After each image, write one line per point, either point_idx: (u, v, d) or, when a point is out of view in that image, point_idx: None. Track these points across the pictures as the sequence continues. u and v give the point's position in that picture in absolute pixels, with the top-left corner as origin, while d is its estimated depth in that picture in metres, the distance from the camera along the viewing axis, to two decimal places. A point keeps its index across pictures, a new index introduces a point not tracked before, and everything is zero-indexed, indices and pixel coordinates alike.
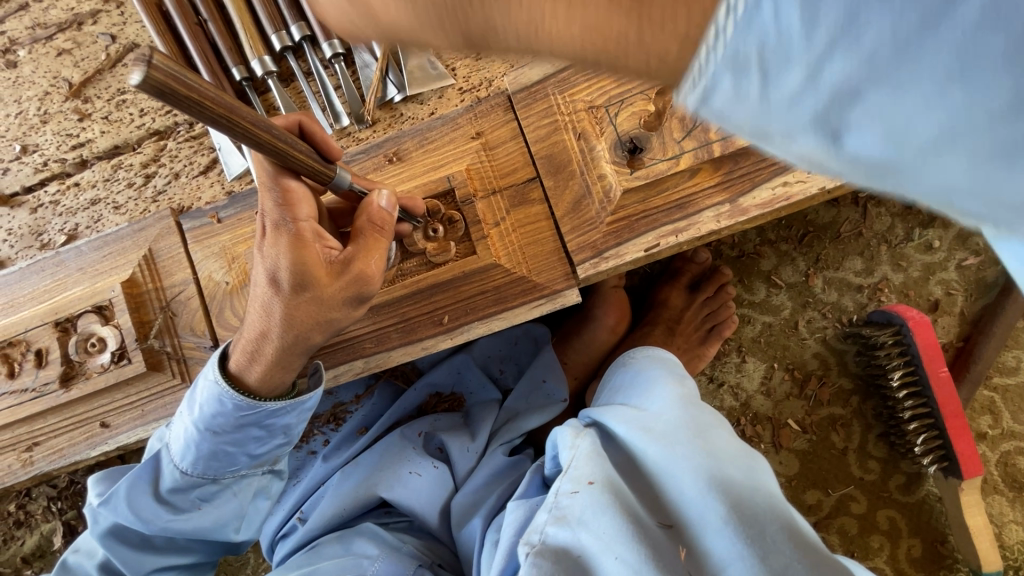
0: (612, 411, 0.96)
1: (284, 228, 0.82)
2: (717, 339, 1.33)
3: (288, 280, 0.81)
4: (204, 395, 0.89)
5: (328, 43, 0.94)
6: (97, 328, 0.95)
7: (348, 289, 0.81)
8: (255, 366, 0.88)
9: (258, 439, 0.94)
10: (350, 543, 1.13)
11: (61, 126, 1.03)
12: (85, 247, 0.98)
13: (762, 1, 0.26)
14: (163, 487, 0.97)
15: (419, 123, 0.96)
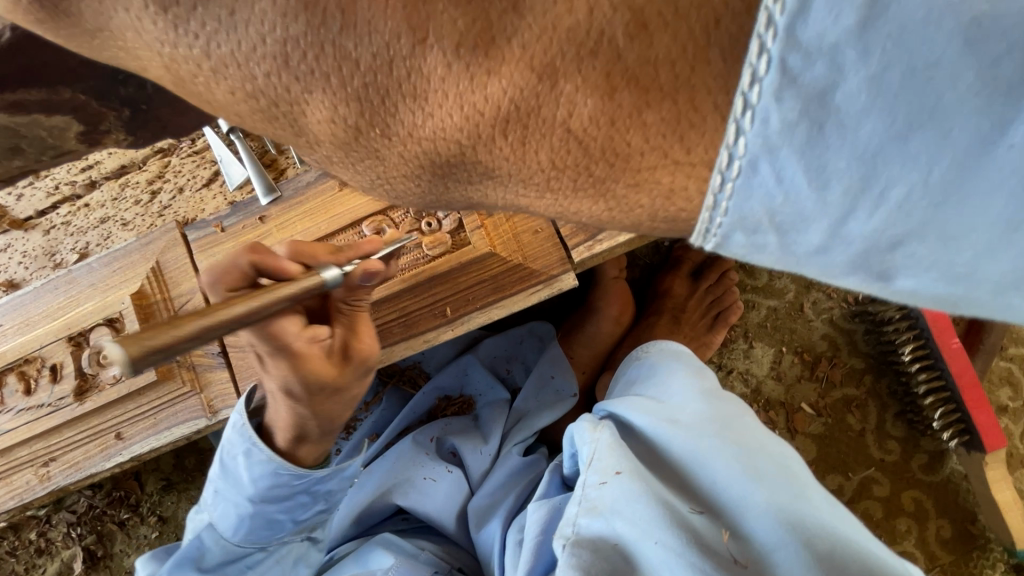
0: (627, 402, 0.94)
1: (279, 350, 0.81)
2: (724, 325, 1.32)
3: (303, 390, 0.84)
4: (248, 472, 0.94)
5: None
6: (109, 340, 0.97)
7: (358, 370, 0.87)
8: (302, 445, 0.94)
9: (304, 505, 1.02)
10: (366, 558, 1.10)
11: None
12: (96, 263, 1.02)
13: (759, 168, 0.28)
14: (210, 561, 1.02)
15: None
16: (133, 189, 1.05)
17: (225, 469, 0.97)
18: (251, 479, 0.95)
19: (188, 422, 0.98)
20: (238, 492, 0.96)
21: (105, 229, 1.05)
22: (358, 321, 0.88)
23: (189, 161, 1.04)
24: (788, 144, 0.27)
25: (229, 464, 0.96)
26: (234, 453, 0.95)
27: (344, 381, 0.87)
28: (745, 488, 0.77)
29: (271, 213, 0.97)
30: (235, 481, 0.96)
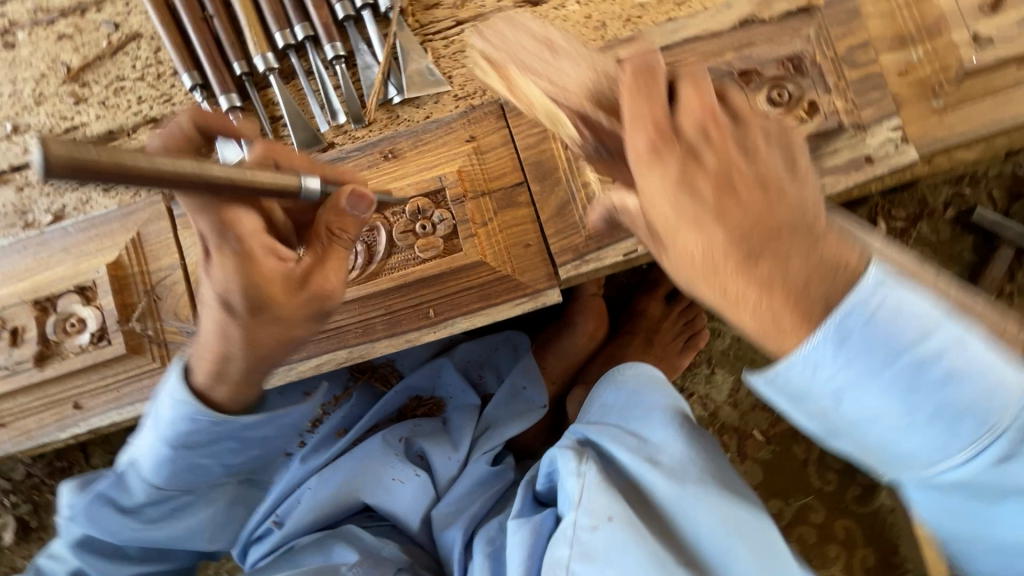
0: (612, 437, 0.96)
1: (227, 249, 0.76)
2: (694, 351, 1.36)
3: (242, 305, 0.77)
4: (172, 424, 0.87)
5: (331, 45, 0.98)
6: (78, 309, 0.95)
7: (308, 305, 0.80)
8: (223, 385, 0.85)
9: (232, 451, 0.95)
10: (331, 551, 1.13)
11: (55, 108, 1.04)
12: (71, 228, 0.98)
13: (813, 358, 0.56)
14: (129, 502, 1.00)
15: (414, 125, 0.98)
16: None
17: (153, 419, 0.90)
18: (173, 431, 0.88)
19: (154, 399, 0.96)
20: (157, 432, 0.89)
21: (84, 192, 1.02)
22: (325, 254, 0.81)
23: None
24: (830, 348, 0.55)
25: (159, 414, 0.89)
26: (166, 404, 0.88)
27: (293, 313, 0.80)
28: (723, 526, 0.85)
29: None
30: (155, 420, 0.89)
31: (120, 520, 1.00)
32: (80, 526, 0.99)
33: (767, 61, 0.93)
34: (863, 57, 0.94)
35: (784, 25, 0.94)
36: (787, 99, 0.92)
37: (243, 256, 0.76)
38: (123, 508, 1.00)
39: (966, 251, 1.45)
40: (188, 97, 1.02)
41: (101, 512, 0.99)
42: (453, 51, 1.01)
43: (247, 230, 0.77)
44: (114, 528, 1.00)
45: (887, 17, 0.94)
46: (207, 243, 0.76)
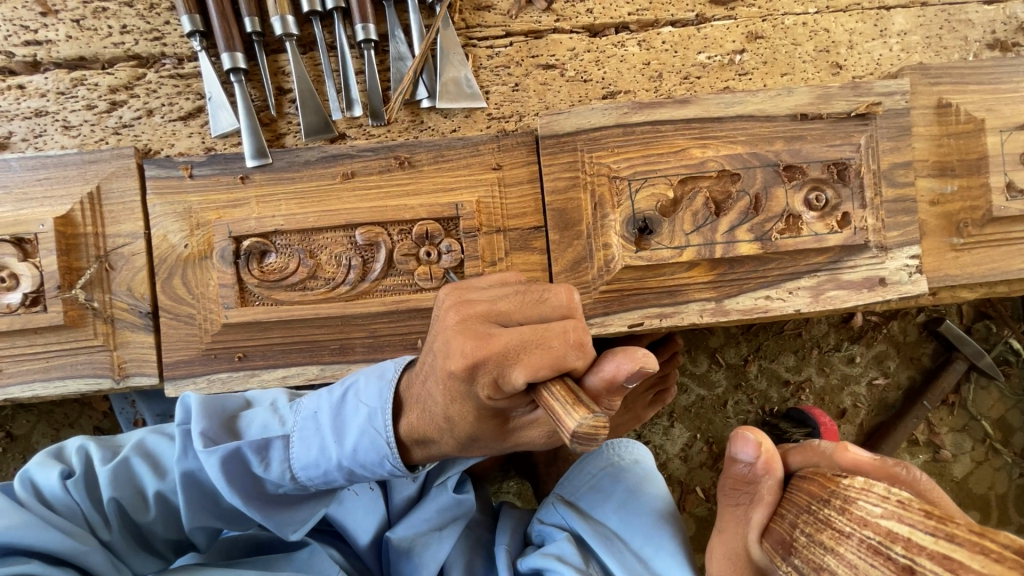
0: (605, 539, 0.84)
1: (469, 329, 0.58)
2: (659, 405, 1.38)
3: (468, 371, 0.57)
4: (361, 434, 0.68)
5: (363, 25, 0.86)
6: (12, 263, 0.82)
7: (486, 375, 0.57)
8: (420, 414, 0.66)
9: (303, 479, 0.71)
10: None
11: (15, 13, 0.86)
12: (15, 163, 0.84)
13: None
14: (150, 477, 0.71)
15: (439, 137, 0.89)
16: (87, 90, 0.87)
17: (325, 419, 0.70)
18: (354, 445, 0.68)
19: (88, 378, 0.85)
20: (300, 439, 0.70)
21: (38, 123, 0.87)
22: (475, 360, 0.57)
23: (169, 83, 0.88)
24: None
25: (329, 418, 0.70)
26: (359, 404, 0.70)
27: (477, 384, 0.58)
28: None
29: (254, 178, 0.86)
30: (336, 429, 0.70)
31: (136, 485, 0.71)
32: (72, 485, 0.69)
33: (814, 160, 0.89)
34: (905, 177, 0.91)
35: (838, 126, 0.90)
36: (823, 204, 0.90)
37: (436, 329, 0.62)
38: (124, 482, 0.70)
39: (925, 356, 1.51)
40: (183, 42, 0.88)
41: (121, 470, 0.70)
42: (496, 64, 0.91)
43: (445, 354, 0.59)
44: (127, 494, 0.70)
45: (934, 143, 0.93)
46: (449, 306, 0.62)
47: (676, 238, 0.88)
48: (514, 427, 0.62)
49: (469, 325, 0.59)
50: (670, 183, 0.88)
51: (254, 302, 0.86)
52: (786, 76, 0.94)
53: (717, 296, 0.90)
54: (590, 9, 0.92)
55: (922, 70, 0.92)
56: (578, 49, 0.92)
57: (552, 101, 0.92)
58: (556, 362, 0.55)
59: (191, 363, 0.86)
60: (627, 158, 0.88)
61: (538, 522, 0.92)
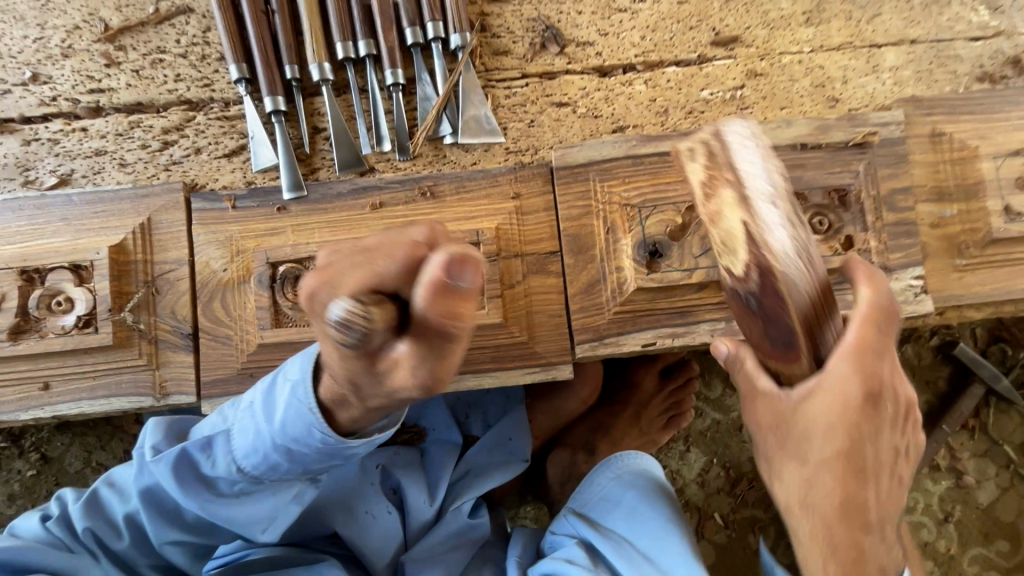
0: (617, 546, 0.85)
1: (325, 274, 0.63)
2: (674, 427, 1.39)
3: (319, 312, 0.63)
4: (286, 410, 0.75)
5: (392, 70, 0.94)
6: (68, 287, 0.89)
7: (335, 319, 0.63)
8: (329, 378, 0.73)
9: (250, 464, 0.79)
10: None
11: (83, 65, 0.96)
12: (77, 198, 0.92)
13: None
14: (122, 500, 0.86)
15: (460, 170, 0.96)
16: (143, 132, 0.96)
17: (258, 406, 0.78)
18: (280, 421, 0.75)
19: (131, 397, 0.91)
20: (233, 430, 0.80)
21: (98, 161, 0.95)
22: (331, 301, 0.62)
23: (216, 124, 0.96)
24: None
25: (259, 405, 0.78)
26: (285, 382, 0.77)
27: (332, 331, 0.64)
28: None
29: (290, 209, 0.93)
30: (268, 410, 0.77)
31: (111, 507, 0.87)
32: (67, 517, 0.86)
33: (815, 187, 0.94)
34: (904, 202, 0.96)
35: (837, 155, 0.96)
36: (826, 228, 0.94)
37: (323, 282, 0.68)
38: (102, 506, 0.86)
39: (941, 379, 1.51)
40: (230, 88, 0.97)
41: (94, 501, 0.86)
42: (513, 103, 0.99)
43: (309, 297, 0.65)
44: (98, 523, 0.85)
45: (932, 169, 0.98)
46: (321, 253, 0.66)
47: (686, 260, 0.92)
48: (380, 370, 0.65)
49: (328, 271, 0.63)
50: (678, 209, 0.93)
51: (288, 324, 0.91)
52: (786, 110, 1.00)
53: (727, 316, 0.94)
54: (599, 52, 1.00)
55: (914, 103, 0.98)
56: (589, 88, 0.99)
57: (565, 135, 0.99)
58: (368, 285, 0.61)
59: (227, 382, 0.91)
60: (637, 187, 0.94)
61: (550, 534, 0.94)
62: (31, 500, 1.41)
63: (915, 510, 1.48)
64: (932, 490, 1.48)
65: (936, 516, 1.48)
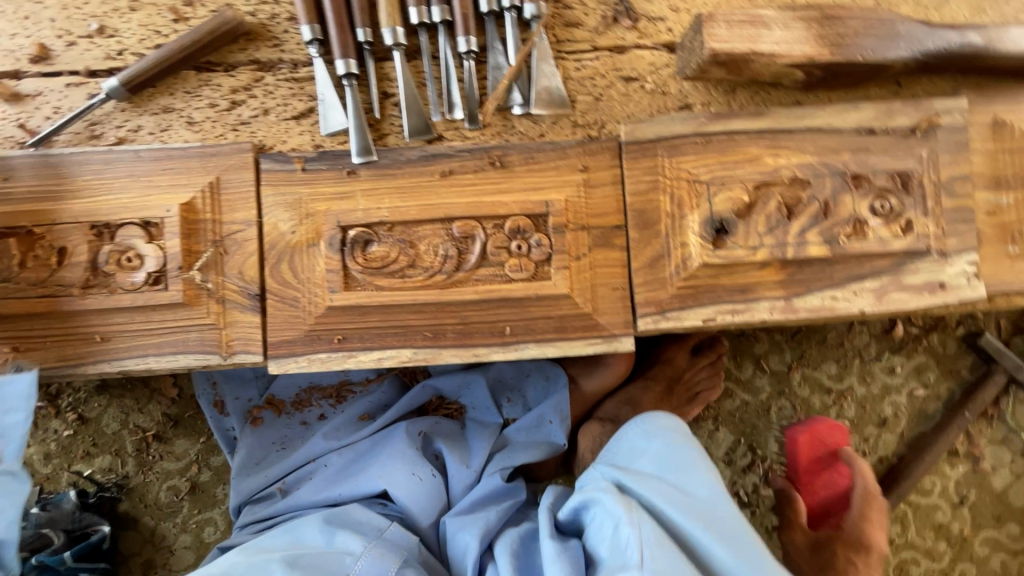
0: (648, 481, 0.96)
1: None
2: (698, 403, 1.45)
3: None
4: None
5: (465, 38, 0.94)
6: (138, 244, 0.89)
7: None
8: None
9: None
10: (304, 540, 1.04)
11: (150, 20, 0.95)
12: (143, 154, 0.91)
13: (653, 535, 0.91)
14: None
15: (529, 141, 0.96)
16: (211, 90, 0.95)
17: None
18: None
19: (197, 354, 0.91)
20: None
21: (164, 119, 0.95)
22: None
23: (284, 85, 0.96)
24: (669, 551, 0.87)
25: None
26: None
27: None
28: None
29: (360, 173, 0.93)
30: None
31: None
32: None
33: (879, 170, 0.96)
34: (963, 188, 0.97)
35: (901, 140, 0.97)
36: (888, 211, 0.96)
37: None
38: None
39: (964, 368, 1.54)
40: (300, 49, 0.97)
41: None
42: (583, 75, 0.99)
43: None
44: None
45: (990, 158, 0.99)
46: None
47: (750, 238, 0.94)
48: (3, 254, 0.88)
49: None
50: (745, 187, 0.94)
51: (356, 288, 0.92)
52: (850, 94, 1.02)
53: (786, 294, 0.96)
54: (669, 28, 1.00)
55: (976, 91, 1.00)
56: (658, 64, 1.00)
57: (633, 110, 0.99)
58: None
59: (294, 343, 0.92)
60: (705, 163, 0.95)
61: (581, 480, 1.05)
62: (67, 459, 1.40)
63: (931, 493, 1.52)
64: (950, 474, 1.53)
65: (952, 499, 1.53)
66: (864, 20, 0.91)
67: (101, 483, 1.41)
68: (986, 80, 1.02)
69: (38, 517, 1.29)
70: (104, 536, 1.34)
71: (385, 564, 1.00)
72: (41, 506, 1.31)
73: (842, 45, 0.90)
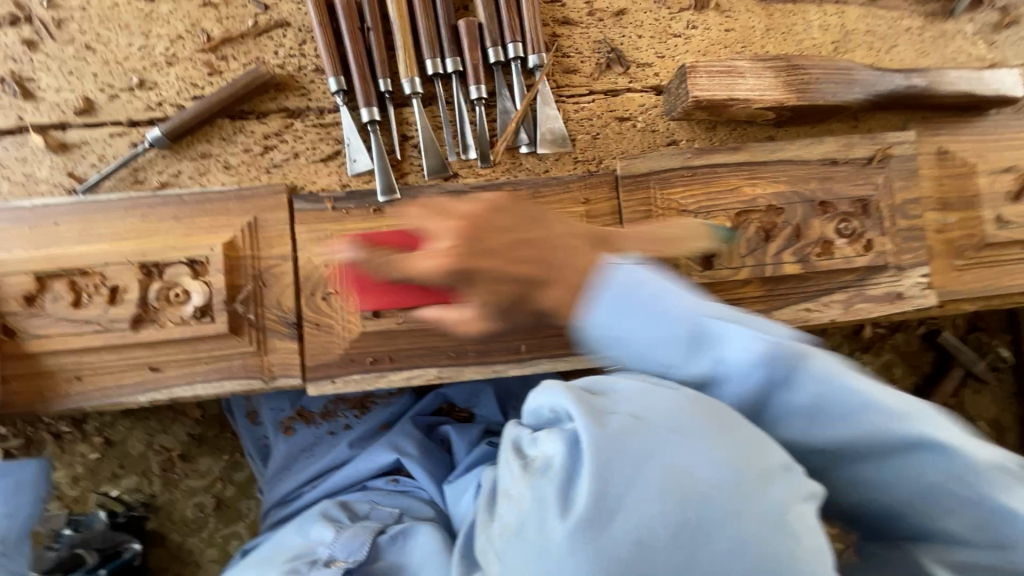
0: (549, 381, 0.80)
1: None
2: None
3: None
4: None
5: (476, 86, 1.05)
6: (185, 280, 0.98)
7: None
8: None
9: None
10: (308, 531, 1.07)
11: (187, 73, 1.03)
12: (186, 198, 0.99)
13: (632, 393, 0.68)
14: None
15: (535, 177, 1.07)
16: (246, 136, 1.05)
17: None
18: None
19: (242, 379, 1.00)
20: None
21: (203, 163, 1.03)
22: None
23: (313, 131, 1.06)
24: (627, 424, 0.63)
25: None
26: None
27: None
28: (584, 427, 0.61)
29: (385, 211, 1.03)
30: None
31: None
32: None
33: (842, 196, 1.09)
34: (914, 210, 1.11)
35: (861, 169, 1.11)
36: (851, 232, 1.09)
37: None
38: None
39: (926, 364, 1.70)
40: (326, 97, 1.06)
41: None
42: (582, 117, 1.11)
43: None
44: None
45: (936, 182, 1.14)
46: None
47: (734, 259, 1.06)
48: None
49: None
50: (728, 215, 1.07)
51: (386, 314, 1.02)
52: (816, 128, 1.15)
53: (767, 307, 1.08)
54: (656, 73, 1.13)
55: (922, 124, 1.15)
56: (648, 105, 1.12)
57: (627, 147, 1.11)
58: None
59: (330, 365, 1.01)
60: (692, 194, 1.07)
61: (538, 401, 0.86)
62: (94, 481, 1.46)
63: None
64: None
65: None
66: (825, 68, 1.05)
67: (128, 502, 1.48)
68: (931, 113, 1.16)
69: (71, 538, 1.36)
70: (135, 554, 1.42)
71: (355, 542, 0.98)
72: (74, 528, 1.38)
73: (807, 90, 1.04)
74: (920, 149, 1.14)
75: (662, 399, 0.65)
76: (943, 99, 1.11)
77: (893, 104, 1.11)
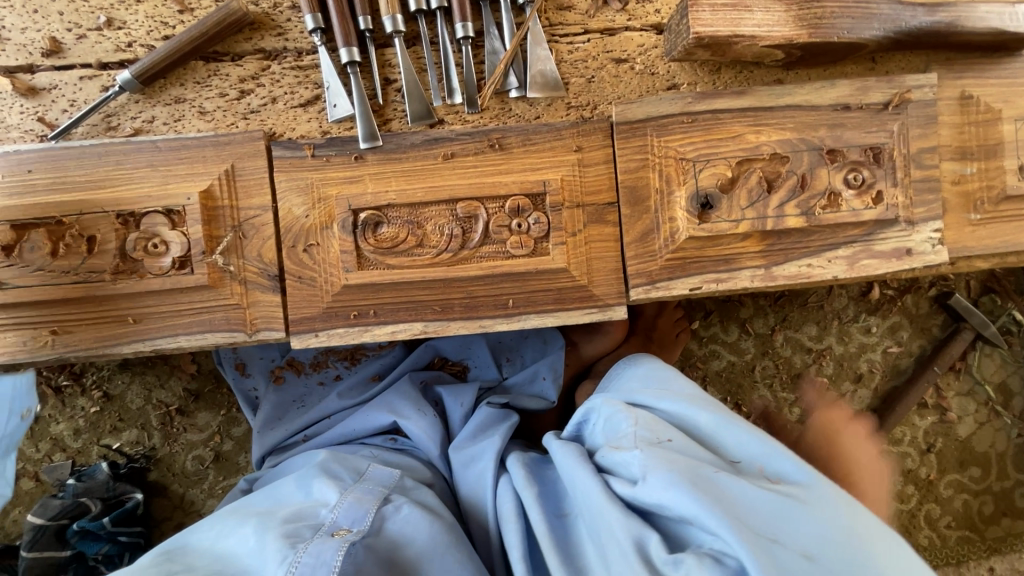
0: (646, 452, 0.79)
1: None
2: (682, 345, 1.54)
3: None
4: None
5: (462, 23, 0.98)
6: (163, 231, 0.95)
7: None
8: None
9: None
10: (309, 488, 0.98)
11: (156, 12, 0.98)
12: (160, 144, 0.96)
13: (770, 503, 0.71)
14: None
15: (525, 123, 1.01)
16: (220, 80, 1.00)
17: None
18: None
19: (224, 332, 0.98)
20: None
21: (177, 109, 0.99)
22: None
23: (291, 74, 1.01)
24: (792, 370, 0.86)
25: None
26: None
27: None
28: (754, 564, 0.64)
29: (367, 158, 0.98)
30: None
31: None
32: None
33: (853, 144, 1.03)
34: (930, 160, 1.04)
35: (875, 115, 1.03)
36: (860, 183, 1.03)
37: None
38: None
39: (935, 327, 1.65)
40: (303, 37, 1.01)
41: None
42: (576, 58, 1.04)
43: None
44: None
45: (957, 130, 1.06)
46: None
47: (734, 212, 1.01)
48: None
49: None
50: (729, 164, 1.01)
51: (368, 266, 0.99)
52: (828, 71, 1.08)
53: (766, 263, 1.03)
54: (657, 10, 1.05)
55: (945, 66, 1.07)
56: (647, 45, 1.04)
57: (624, 91, 1.05)
58: None
59: (314, 319, 0.99)
60: (691, 141, 1.01)
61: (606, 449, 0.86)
62: (96, 433, 1.49)
63: (902, 442, 1.65)
64: (918, 424, 1.65)
65: (920, 447, 1.65)
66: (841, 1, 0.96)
67: (130, 454, 1.51)
68: (956, 54, 1.07)
69: (74, 487, 1.39)
70: (138, 502, 1.44)
71: (361, 507, 0.91)
72: (76, 479, 1.42)
73: (819, 26, 0.95)
74: (941, 94, 1.06)
75: (804, 518, 0.70)
76: (970, 39, 1.03)
77: (913, 44, 1.03)
